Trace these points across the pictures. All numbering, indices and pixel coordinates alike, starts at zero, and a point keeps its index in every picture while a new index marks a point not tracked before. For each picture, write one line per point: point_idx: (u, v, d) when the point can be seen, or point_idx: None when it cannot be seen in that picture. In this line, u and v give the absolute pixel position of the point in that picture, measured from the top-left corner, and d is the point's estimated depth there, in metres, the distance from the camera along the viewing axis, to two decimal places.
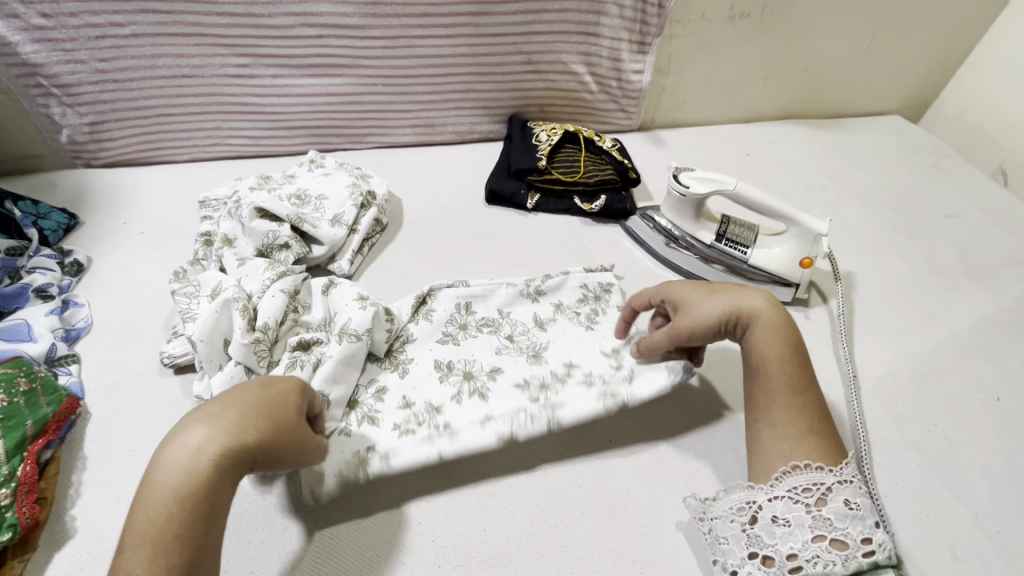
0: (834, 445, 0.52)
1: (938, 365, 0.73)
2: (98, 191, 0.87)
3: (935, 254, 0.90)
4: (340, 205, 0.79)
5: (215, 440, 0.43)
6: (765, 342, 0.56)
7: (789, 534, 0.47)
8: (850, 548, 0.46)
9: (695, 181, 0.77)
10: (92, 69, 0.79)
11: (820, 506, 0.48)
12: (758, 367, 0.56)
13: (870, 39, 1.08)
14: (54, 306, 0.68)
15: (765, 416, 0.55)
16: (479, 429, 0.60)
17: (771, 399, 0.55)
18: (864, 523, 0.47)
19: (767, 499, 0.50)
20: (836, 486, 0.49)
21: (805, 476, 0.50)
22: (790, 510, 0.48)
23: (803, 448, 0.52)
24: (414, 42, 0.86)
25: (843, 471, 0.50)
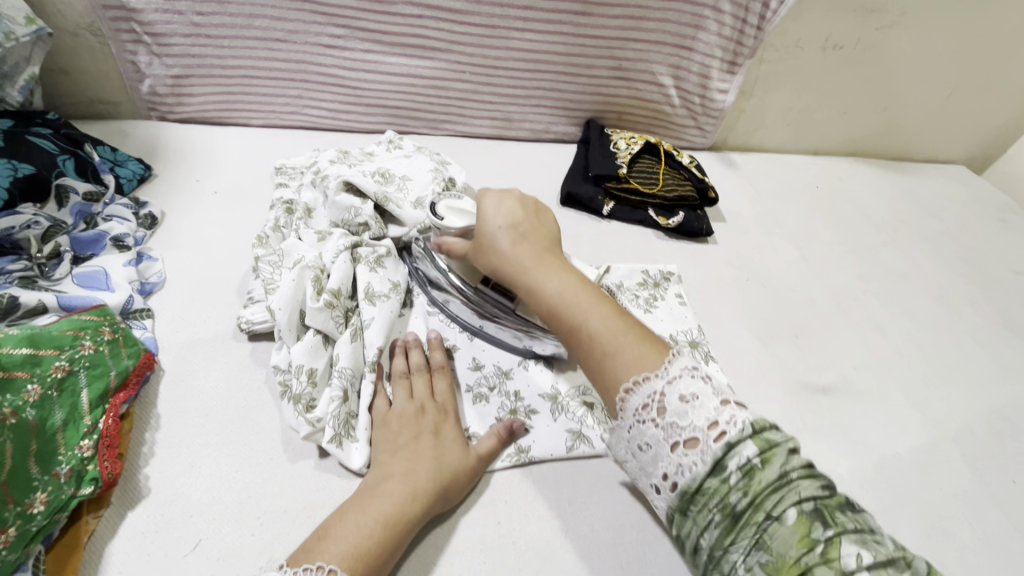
0: (651, 344, 0.48)
1: (1016, 423, 0.72)
2: (173, 146, 0.85)
3: (1007, 310, 0.89)
4: (422, 187, 0.78)
5: (416, 471, 0.51)
6: (555, 280, 0.53)
7: (656, 457, 0.43)
8: (702, 441, 0.40)
9: (452, 212, 0.64)
10: (187, 21, 0.77)
11: (661, 415, 0.43)
12: (557, 306, 0.52)
13: (952, 88, 1.08)
14: (131, 257, 0.66)
15: (584, 353, 0.49)
16: (551, 423, 0.62)
17: (574, 333, 0.50)
18: (707, 407, 0.41)
19: (627, 431, 0.45)
20: (665, 386, 0.43)
21: (642, 391, 0.44)
22: (642, 432, 0.43)
23: (627, 362, 0.46)
24: (511, 34, 0.85)
25: (671, 366, 0.44)
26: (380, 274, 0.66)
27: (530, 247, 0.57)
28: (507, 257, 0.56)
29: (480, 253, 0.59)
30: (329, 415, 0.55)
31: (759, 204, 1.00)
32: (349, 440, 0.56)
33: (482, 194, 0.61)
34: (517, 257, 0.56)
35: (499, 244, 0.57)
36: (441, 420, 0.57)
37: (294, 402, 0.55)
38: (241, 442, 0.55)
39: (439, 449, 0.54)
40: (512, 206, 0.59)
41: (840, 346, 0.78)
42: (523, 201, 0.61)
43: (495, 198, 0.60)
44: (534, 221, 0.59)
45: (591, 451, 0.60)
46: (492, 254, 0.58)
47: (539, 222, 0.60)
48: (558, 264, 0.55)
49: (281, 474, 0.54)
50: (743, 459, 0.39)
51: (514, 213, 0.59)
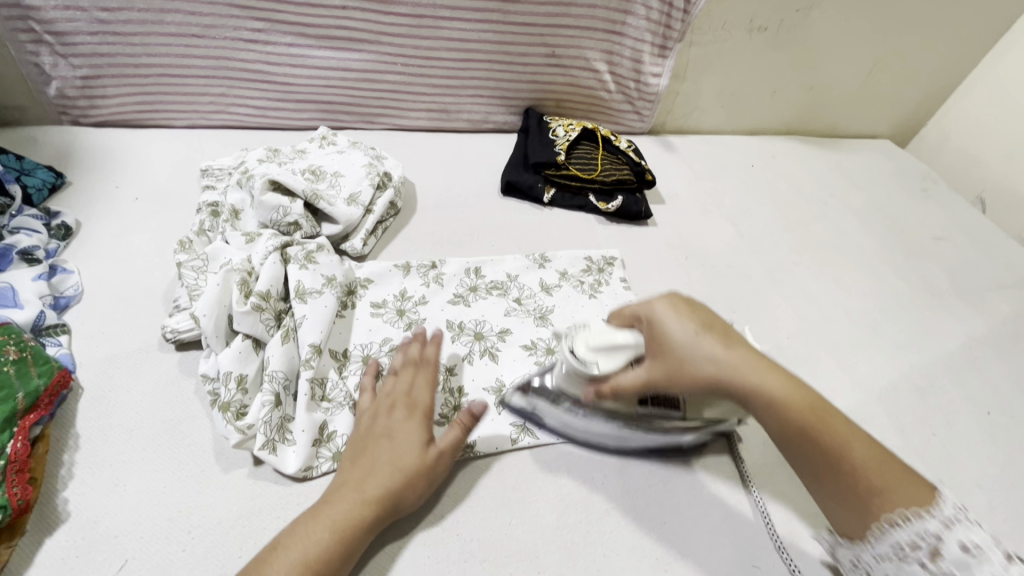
0: (906, 478, 0.45)
1: (935, 380, 0.77)
2: (88, 151, 0.81)
3: (926, 274, 0.94)
4: (356, 183, 0.77)
5: (369, 479, 0.50)
6: (777, 384, 0.47)
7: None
8: None
9: (601, 354, 0.52)
10: (92, 18, 0.73)
11: (934, 561, 0.41)
12: (806, 424, 0.46)
13: (872, 65, 1.13)
14: (41, 270, 0.62)
15: (833, 485, 0.46)
16: (496, 416, 0.62)
17: (837, 468, 0.46)
18: (995, 565, 0.40)
19: (874, 556, 0.44)
20: (942, 530, 0.42)
21: (912, 530, 0.42)
22: (902, 569, 0.42)
23: (900, 493, 0.44)
24: (440, 23, 0.84)
25: (943, 508, 0.42)
26: (311, 270, 0.65)
27: (745, 358, 0.49)
28: (715, 365, 0.48)
29: (676, 374, 0.49)
30: (260, 420, 0.54)
31: (696, 185, 1.02)
32: (284, 445, 0.54)
33: (653, 308, 0.51)
34: (723, 377, 0.48)
35: (703, 354, 0.48)
36: (405, 419, 0.55)
37: (223, 410, 0.54)
38: (170, 457, 0.53)
39: (394, 453, 0.52)
40: (687, 306, 0.51)
41: (775, 318, 0.81)
42: (691, 298, 0.52)
43: (665, 307, 0.51)
44: (716, 323, 0.52)
45: (536, 441, 0.61)
46: (694, 373, 0.48)
47: (711, 316, 0.52)
48: (772, 371, 0.48)
49: (213, 485, 0.52)
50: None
51: (691, 317, 0.50)
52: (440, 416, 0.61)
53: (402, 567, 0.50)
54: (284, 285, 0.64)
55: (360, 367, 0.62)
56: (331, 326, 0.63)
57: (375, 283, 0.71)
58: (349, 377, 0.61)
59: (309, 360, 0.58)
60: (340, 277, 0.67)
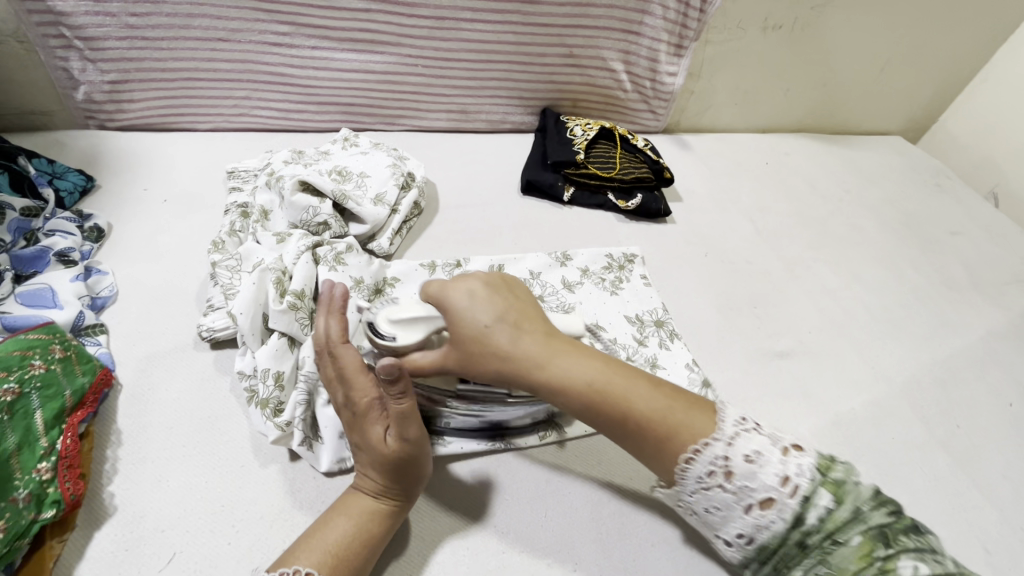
0: (695, 407, 0.48)
1: (957, 372, 0.77)
2: (115, 155, 0.82)
3: (944, 268, 0.95)
4: (381, 184, 0.78)
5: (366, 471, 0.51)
6: (577, 367, 0.48)
7: (727, 517, 0.44)
8: (778, 500, 0.43)
9: (403, 328, 0.50)
10: (121, 23, 0.74)
11: (731, 479, 0.44)
12: (594, 392, 0.47)
13: (885, 61, 1.13)
14: (78, 271, 0.63)
15: (637, 441, 0.47)
16: None
17: (626, 419, 0.47)
18: (777, 463, 0.44)
19: (690, 496, 0.45)
20: (728, 450, 0.44)
21: (704, 460, 0.44)
22: (708, 498, 0.44)
23: (699, 420, 0.47)
24: (460, 25, 0.85)
25: (722, 423, 0.46)
26: (340, 271, 0.66)
27: (531, 337, 0.49)
28: (518, 348, 0.48)
29: (472, 363, 0.49)
30: (297, 418, 0.55)
31: (713, 182, 1.03)
32: (318, 442, 0.55)
33: (441, 294, 0.50)
34: (518, 361, 0.48)
35: (498, 342, 0.48)
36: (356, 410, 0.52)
37: (261, 407, 0.55)
38: (209, 453, 0.54)
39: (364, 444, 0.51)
40: (483, 292, 0.51)
41: (796, 312, 0.82)
42: (487, 281, 0.53)
43: (462, 293, 0.50)
44: (527, 311, 0.52)
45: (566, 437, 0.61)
46: (488, 356, 0.49)
47: (520, 301, 0.52)
48: (563, 347, 0.50)
49: (253, 480, 0.53)
50: (821, 509, 0.42)
51: (491, 300, 0.50)
52: None
53: (443, 559, 0.51)
54: (315, 284, 0.65)
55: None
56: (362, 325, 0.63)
57: (403, 281, 0.72)
58: None
59: None
60: (368, 279, 0.68)
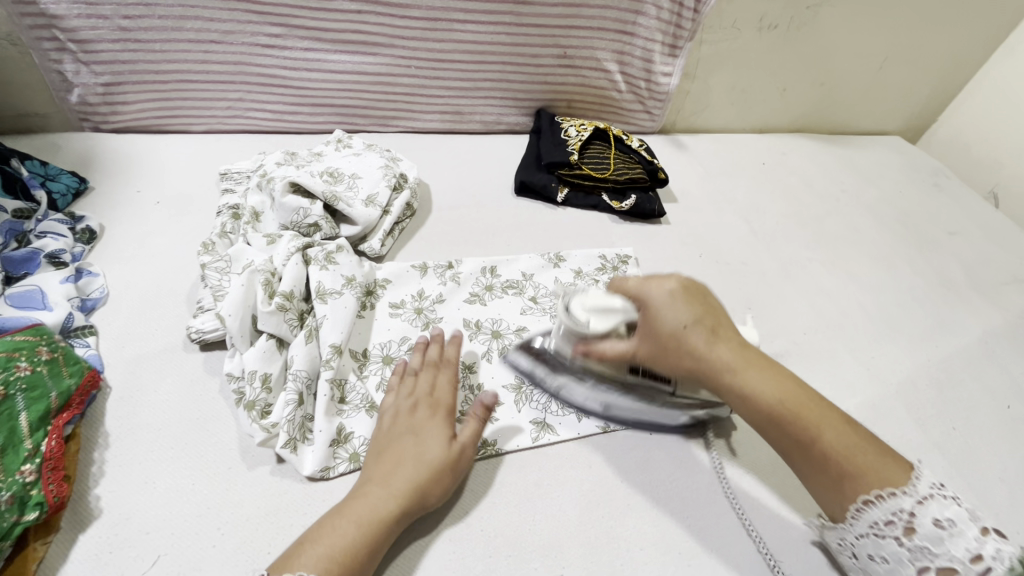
0: (886, 459, 0.45)
1: (954, 373, 0.77)
2: (108, 157, 0.82)
3: (942, 268, 0.94)
4: (373, 185, 0.78)
5: (393, 475, 0.50)
6: (763, 382, 0.48)
7: (892, 569, 0.43)
8: (960, 573, 0.39)
9: (592, 312, 0.55)
10: (114, 26, 0.74)
11: (909, 536, 0.42)
12: (777, 415, 0.47)
13: (882, 61, 1.13)
14: (68, 273, 0.63)
15: (810, 470, 0.47)
16: (515, 414, 0.62)
17: (799, 442, 0.47)
18: (966, 536, 0.40)
19: (856, 537, 0.45)
20: (915, 507, 0.42)
21: (885, 508, 0.43)
22: (878, 545, 0.44)
23: (887, 471, 0.44)
24: (453, 26, 0.85)
25: (914, 484, 0.43)
26: (331, 271, 0.66)
27: (728, 346, 0.50)
28: (708, 353, 0.49)
29: (661, 357, 0.52)
30: (284, 419, 0.55)
31: (708, 183, 1.03)
32: (304, 444, 0.55)
33: (640, 285, 0.53)
34: (715, 368, 0.49)
35: (693, 344, 0.50)
36: (428, 418, 0.55)
37: (248, 408, 0.55)
38: (197, 455, 0.54)
39: (416, 449, 0.52)
40: (681, 293, 0.51)
41: (791, 313, 0.81)
42: (684, 283, 0.52)
43: (659, 289, 0.52)
44: (711, 310, 0.52)
45: (555, 438, 0.61)
46: (677, 355, 0.50)
47: (708, 302, 0.52)
48: (761, 365, 0.49)
49: (239, 482, 0.53)
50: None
51: (689, 303, 0.51)
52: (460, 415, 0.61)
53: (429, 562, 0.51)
54: (305, 285, 0.65)
55: (381, 367, 0.63)
56: (351, 326, 0.63)
57: (394, 282, 0.72)
58: (368, 378, 0.62)
59: (329, 361, 0.59)
60: (359, 278, 0.68)
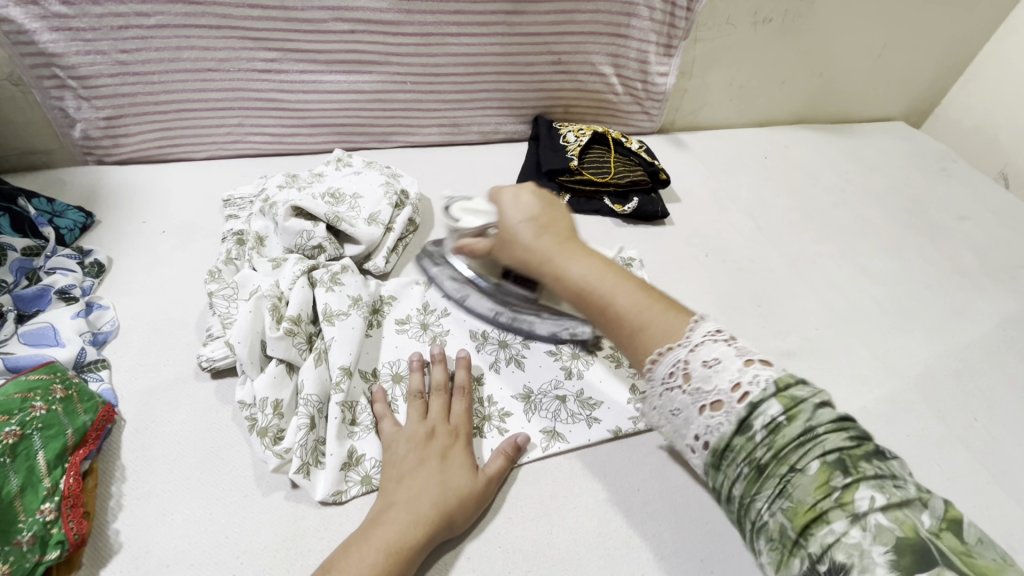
0: (673, 315, 0.46)
1: (972, 362, 0.75)
2: (113, 189, 0.83)
3: (954, 255, 0.92)
4: (375, 204, 0.78)
5: (419, 500, 0.50)
6: (580, 264, 0.52)
7: (686, 420, 0.43)
8: (726, 403, 0.40)
9: (467, 213, 0.64)
10: (113, 60, 0.75)
11: (688, 381, 0.42)
12: (583, 288, 0.50)
13: (881, 47, 1.12)
14: (78, 308, 0.64)
15: (614, 333, 0.49)
16: (525, 424, 0.62)
17: (606, 311, 0.49)
18: (730, 369, 0.41)
19: (657, 400, 0.44)
20: (688, 354, 0.43)
21: (665, 363, 0.44)
22: (671, 399, 0.43)
23: (664, 325, 0.46)
24: (446, 40, 0.85)
25: (693, 334, 0.44)
26: (338, 292, 0.66)
27: (551, 238, 0.55)
28: (532, 247, 0.55)
29: (505, 248, 0.58)
30: (296, 444, 0.55)
31: (711, 181, 1.02)
32: (316, 467, 0.55)
33: (497, 192, 0.60)
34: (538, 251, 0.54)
35: (521, 237, 0.56)
36: (450, 444, 0.56)
37: (261, 435, 0.55)
38: (213, 484, 0.54)
39: (444, 474, 0.53)
40: (525, 195, 0.58)
41: (801, 309, 0.80)
42: (537, 191, 0.60)
43: (511, 193, 0.59)
44: (555, 216, 0.57)
45: (567, 447, 0.61)
46: (515, 249, 0.56)
47: (554, 209, 0.58)
48: (573, 249, 0.53)
49: (255, 509, 0.53)
50: (768, 417, 0.38)
51: (530, 203, 0.58)
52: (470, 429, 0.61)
53: None
54: (313, 308, 0.65)
55: (393, 386, 0.63)
56: (360, 347, 0.64)
57: (399, 300, 0.72)
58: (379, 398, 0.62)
59: (339, 383, 0.59)
60: (365, 297, 0.68)
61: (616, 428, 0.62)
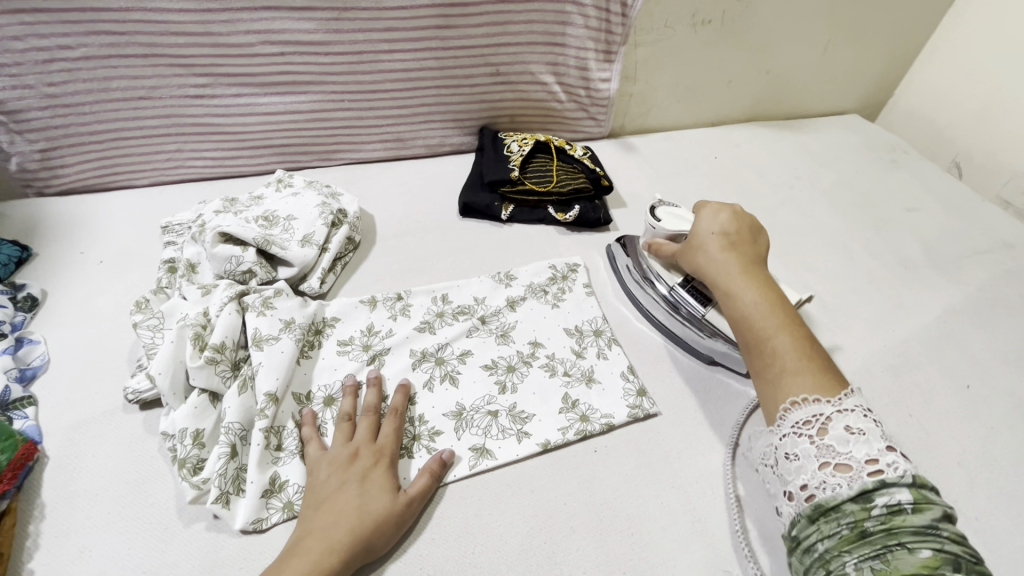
0: (832, 379, 0.51)
1: (911, 357, 0.75)
2: (52, 221, 0.83)
3: (900, 247, 0.92)
4: (309, 224, 0.78)
5: (335, 526, 0.50)
6: (753, 292, 0.60)
7: (799, 468, 0.47)
8: (855, 469, 0.44)
9: (672, 217, 0.74)
10: (41, 94, 0.75)
11: (822, 435, 0.47)
12: (748, 316, 0.58)
13: (827, 42, 1.12)
14: (6, 345, 0.64)
15: (759, 365, 0.55)
16: (454, 442, 0.62)
17: (762, 346, 0.56)
18: (870, 445, 0.45)
19: (779, 439, 0.50)
20: (835, 412, 0.48)
21: (805, 411, 0.49)
22: (795, 443, 0.48)
23: (796, 382, 0.51)
24: (380, 57, 0.85)
25: (842, 400, 0.48)
26: (269, 316, 0.66)
27: (735, 257, 0.64)
28: (713, 261, 0.64)
29: (689, 254, 0.68)
30: (215, 473, 0.55)
31: (659, 183, 1.02)
32: (238, 497, 0.55)
33: (701, 205, 0.71)
34: (718, 269, 0.64)
35: (708, 247, 0.66)
36: (370, 465, 0.56)
37: (180, 466, 0.55)
38: (135, 517, 0.54)
39: (362, 497, 0.53)
40: (727, 213, 0.68)
41: None
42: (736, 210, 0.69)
43: (711, 210, 0.69)
44: (742, 238, 0.67)
45: (495, 464, 0.61)
46: (699, 255, 0.67)
47: (752, 234, 0.68)
48: (753, 278, 0.61)
49: (175, 541, 0.53)
50: (893, 500, 0.42)
51: (726, 220, 0.68)
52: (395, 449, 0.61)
53: None
54: (242, 334, 0.65)
55: (324, 409, 0.63)
56: (290, 371, 0.63)
57: (343, 320, 0.72)
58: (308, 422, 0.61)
59: (264, 410, 0.59)
60: (299, 320, 0.68)
61: (545, 441, 0.63)
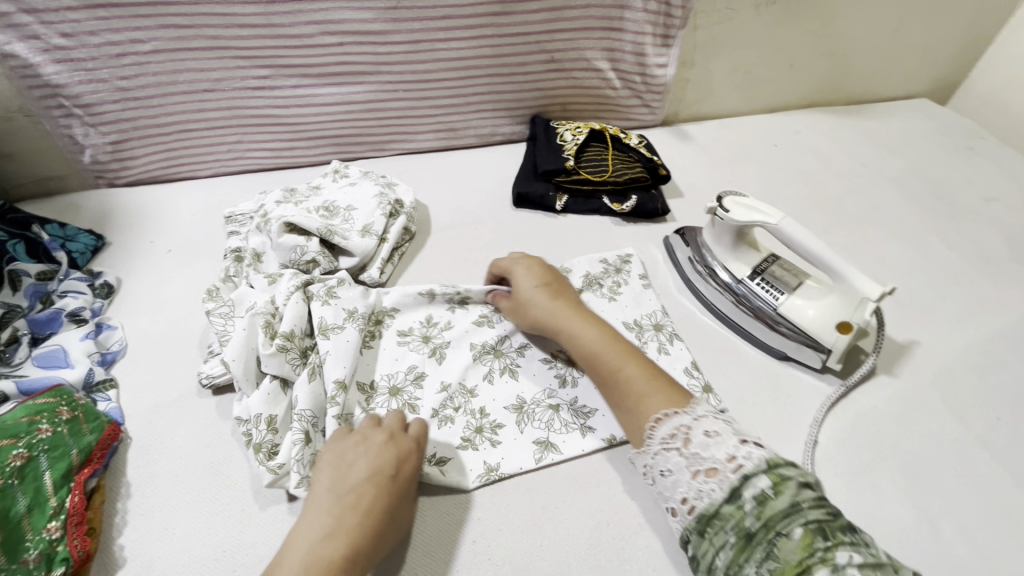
0: (678, 391, 0.56)
1: (996, 357, 0.71)
2: (122, 211, 0.86)
3: (980, 240, 0.87)
4: (368, 215, 0.79)
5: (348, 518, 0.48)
6: (593, 332, 0.62)
7: (675, 482, 0.49)
8: (721, 470, 0.47)
9: (740, 207, 0.69)
10: (113, 87, 0.78)
11: (687, 445, 0.50)
12: (595, 351, 0.61)
13: (898, 22, 1.06)
14: (88, 329, 0.67)
15: (615, 396, 0.58)
16: (517, 436, 0.62)
17: (613, 377, 0.58)
18: (727, 443, 0.48)
19: (650, 458, 0.52)
20: (691, 422, 0.51)
21: (670, 424, 0.52)
22: (666, 459, 0.51)
23: (653, 400, 0.55)
24: (436, 45, 0.85)
25: (694, 409, 0.53)
26: (333, 305, 0.67)
27: (562, 301, 0.66)
28: (545, 309, 0.65)
29: (518, 311, 0.68)
30: (292, 459, 0.56)
31: (717, 173, 0.99)
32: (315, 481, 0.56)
33: (514, 259, 0.72)
34: (550, 313, 0.65)
35: (535, 300, 0.66)
36: (395, 458, 0.53)
37: (256, 451, 0.57)
38: (213, 499, 0.56)
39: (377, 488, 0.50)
40: (534, 265, 0.70)
41: None
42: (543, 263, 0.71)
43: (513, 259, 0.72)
44: (561, 285, 0.69)
45: (560, 457, 0.60)
46: (530, 310, 0.66)
47: (559, 278, 0.70)
48: (585, 316, 0.64)
49: (253, 523, 0.54)
50: (757, 490, 0.44)
51: (535, 273, 0.69)
52: (462, 440, 0.61)
53: None
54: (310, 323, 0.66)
55: (388, 400, 0.63)
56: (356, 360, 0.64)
57: (402, 310, 0.72)
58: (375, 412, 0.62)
59: (334, 398, 0.60)
60: (362, 309, 0.69)
61: (610, 436, 0.62)
